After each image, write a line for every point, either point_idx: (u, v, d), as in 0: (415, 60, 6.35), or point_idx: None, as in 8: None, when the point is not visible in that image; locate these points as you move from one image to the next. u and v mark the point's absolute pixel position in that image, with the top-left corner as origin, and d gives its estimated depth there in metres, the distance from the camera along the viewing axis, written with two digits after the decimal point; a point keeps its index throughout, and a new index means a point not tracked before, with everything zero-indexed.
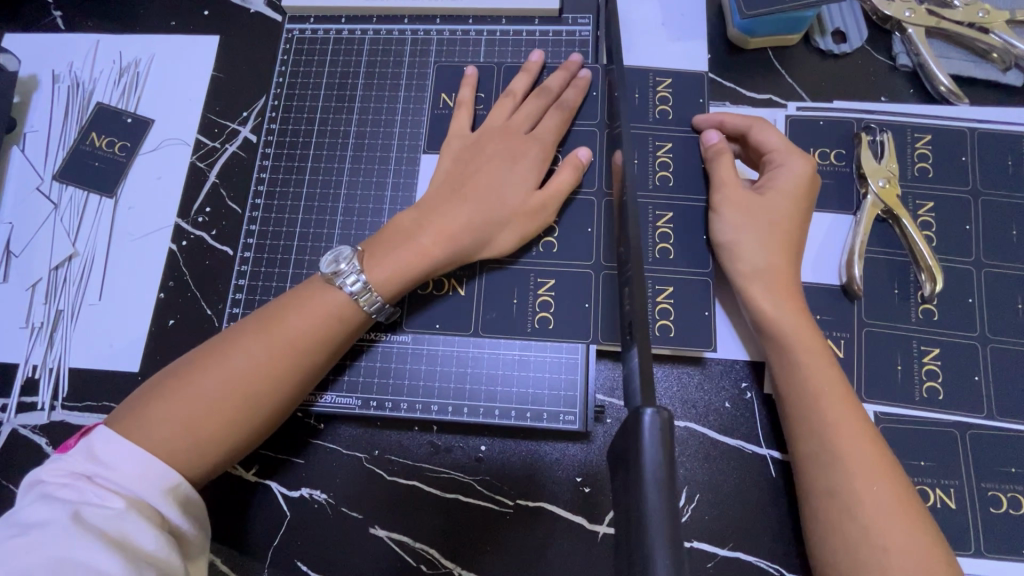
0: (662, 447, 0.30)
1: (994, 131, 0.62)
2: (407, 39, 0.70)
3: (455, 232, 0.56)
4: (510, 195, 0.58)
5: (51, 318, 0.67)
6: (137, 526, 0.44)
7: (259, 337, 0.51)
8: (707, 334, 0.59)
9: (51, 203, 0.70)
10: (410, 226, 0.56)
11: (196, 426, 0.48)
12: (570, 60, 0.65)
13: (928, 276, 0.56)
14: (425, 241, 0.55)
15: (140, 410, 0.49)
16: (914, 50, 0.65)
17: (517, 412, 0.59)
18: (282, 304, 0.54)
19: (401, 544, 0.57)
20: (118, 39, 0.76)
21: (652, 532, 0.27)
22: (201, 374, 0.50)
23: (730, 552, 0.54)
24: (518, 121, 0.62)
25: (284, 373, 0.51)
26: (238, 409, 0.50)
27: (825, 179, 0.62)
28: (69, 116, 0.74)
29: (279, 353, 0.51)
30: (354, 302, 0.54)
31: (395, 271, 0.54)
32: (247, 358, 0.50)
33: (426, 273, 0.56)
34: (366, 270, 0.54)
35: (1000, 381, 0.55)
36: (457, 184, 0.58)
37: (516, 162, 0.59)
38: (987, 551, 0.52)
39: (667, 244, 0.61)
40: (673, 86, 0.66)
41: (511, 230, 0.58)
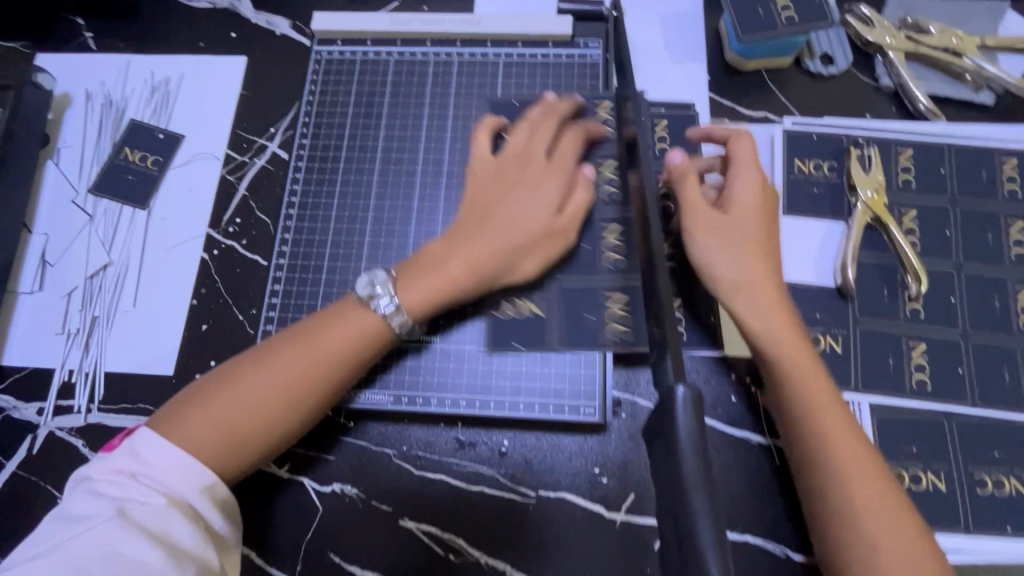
0: (693, 420, 0.34)
1: (970, 146, 0.68)
2: (430, 60, 0.75)
3: (479, 262, 0.60)
4: (532, 223, 0.62)
5: (87, 324, 0.69)
6: (176, 522, 0.47)
7: (298, 349, 0.55)
8: (717, 339, 0.64)
9: (86, 214, 0.73)
10: (440, 254, 0.60)
11: (234, 430, 0.52)
12: (576, 80, 0.69)
13: (914, 278, 0.62)
14: (453, 269, 0.59)
15: (181, 411, 0.52)
16: (895, 72, 0.71)
17: (541, 406, 0.63)
18: (320, 319, 0.58)
19: (429, 534, 0.61)
20: (149, 59, 0.80)
21: (689, 493, 0.32)
22: (242, 380, 0.53)
23: (739, 535, 0.58)
24: (534, 146, 0.66)
25: (319, 386, 0.55)
26: (274, 417, 0.53)
27: (818, 189, 0.67)
28: (102, 132, 0.77)
29: (312, 367, 0.55)
30: (386, 323, 0.57)
31: (424, 297, 0.58)
32: (287, 369, 0.54)
33: (455, 297, 0.60)
34: (399, 294, 0.58)
35: (982, 373, 0.60)
36: (482, 215, 0.62)
37: (537, 189, 0.63)
38: (975, 529, 0.56)
39: (672, 258, 0.65)
40: (662, 100, 0.72)
41: (534, 256, 0.62)
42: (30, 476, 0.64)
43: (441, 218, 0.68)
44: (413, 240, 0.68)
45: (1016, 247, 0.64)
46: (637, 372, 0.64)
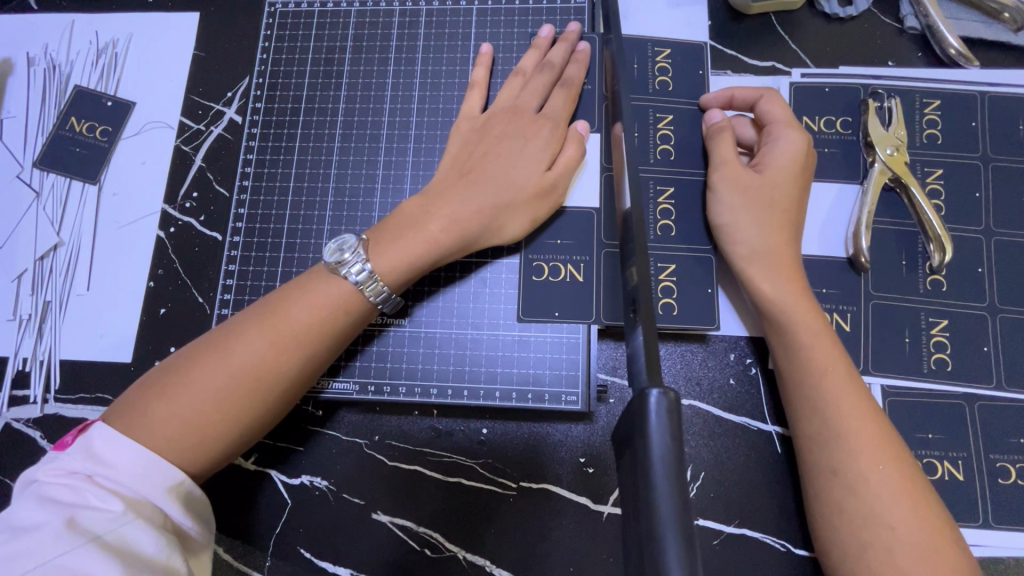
0: (668, 427, 0.30)
1: (1005, 95, 0.60)
2: (395, 10, 0.67)
3: (462, 219, 0.54)
4: (519, 178, 0.56)
5: (40, 310, 0.65)
6: (136, 528, 0.42)
7: (261, 329, 0.50)
8: (712, 316, 0.57)
9: (33, 191, 0.68)
10: (417, 212, 0.55)
11: (197, 421, 0.47)
12: (569, 31, 0.63)
13: (936, 247, 0.55)
14: (432, 227, 0.54)
15: (137, 406, 0.47)
16: (923, 11, 0.62)
17: (518, 393, 0.58)
18: (285, 294, 0.52)
19: (404, 528, 0.57)
20: (94, 18, 0.73)
21: (661, 514, 0.28)
22: (202, 367, 0.48)
23: (736, 529, 0.54)
24: (526, 100, 0.59)
25: (288, 366, 0.50)
26: (241, 404, 0.48)
27: (830, 148, 0.60)
28: (46, 101, 0.71)
29: (280, 344, 0.49)
30: (360, 292, 0.52)
31: (400, 258, 0.53)
32: (250, 350, 0.49)
33: (433, 260, 0.54)
34: (371, 258, 0.52)
35: (1009, 351, 0.54)
36: (464, 169, 0.57)
37: (528, 143, 0.57)
38: (995, 522, 0.51)
39: (669, 221, 0.59)
40: (672, 56, 0.64)
41: (521, 215, 0.56)
42: None
43: (409, 188, 0.62)
44: (379, 213, 0.62)
45: None
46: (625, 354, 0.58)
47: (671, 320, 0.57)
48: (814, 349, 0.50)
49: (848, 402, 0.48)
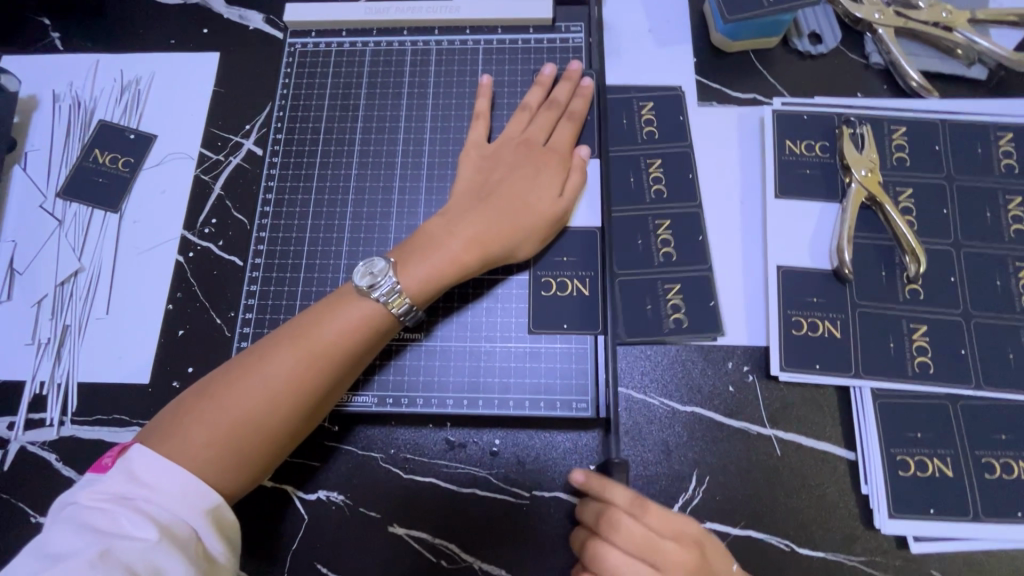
0: None
1: (964, 120, 0.66)
2: (407, 50, 0.72)
3: (482, 240, 0.58)
4: (534, 203, 0.60)
5: (58, 334, 0.67)
6: (168, 558, 0.42)
7: (292, 348, 0.52)
8: (718, 322, 0.61)
9: (56, 220, 0.71)
10: (440, 233, 0.58)
11: (235, 439, 0.49)
12: (571, 70, 0.68)
13: (912, 258, 0.60)
14: (455, 248, 0.57)
15: (174, 427, 0.49)
16: (885, 49, 0.69)
17: (531, 402, 0.60)
18: (313, 314, 0.54)
19: (421, 540, 0.58)
20: (119, 58, 0.77)
21: None
22: (236, 388, 0.50)
23: (742, 530, 0.56)
24: (533, 132, 0.64)
25: (318, 383, 0.52)
26: (276, 422, 0.50)
27: (810, 170, 0.66)
28: (70, 135, 0.74)
29: (311, 363, 0.52)
30: (387, 309, 0.55)
31: (426, 279, 0.56)
32: (282, 369, 0.51)
33: (457, 279, 0.58)
34: (399, 278, 0.55)
35: (985, 354, 0.58)
36: (482, 193, 0.61)
37: (539, 171, 0.62)
38: (985, 516, 0.54)
39: (669, 249, 0.64)
40: (655, 109, 0.69)
41: (534, 237, 0.60)
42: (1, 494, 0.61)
43: (423, 211, 0.66)
44: (395, 235, 0.66)
45: (1015, 223, 0.62)
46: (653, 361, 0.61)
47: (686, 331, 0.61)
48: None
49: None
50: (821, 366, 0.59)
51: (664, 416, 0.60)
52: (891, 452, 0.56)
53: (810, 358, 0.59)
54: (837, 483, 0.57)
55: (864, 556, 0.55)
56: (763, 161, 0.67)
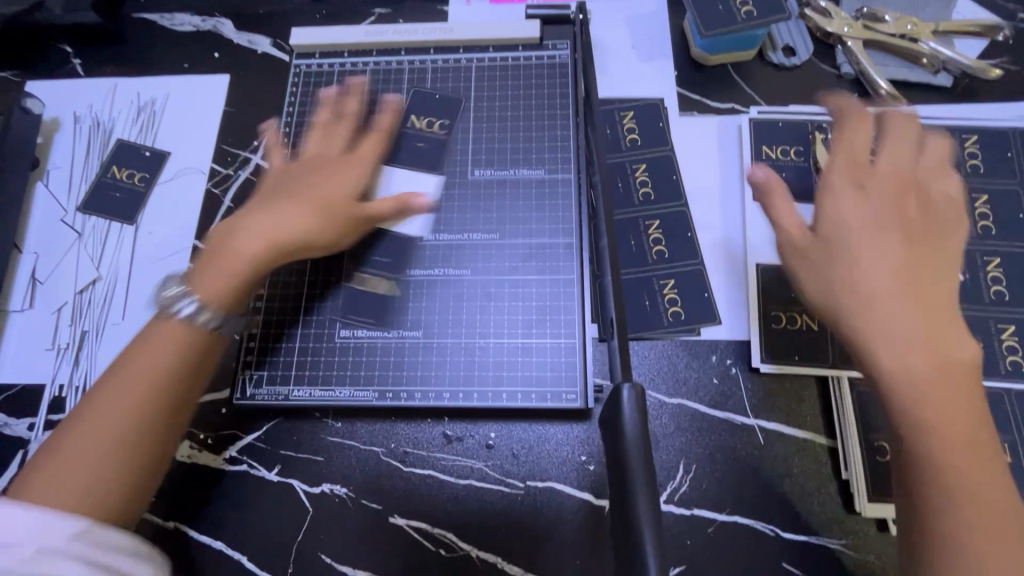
0: (638, 415, 0.42)
1: (931, 125, 0.70)
2: (405, 68, 0.77)
3: (275, 237, 0.56)
4: (329, 203, 0.59)
5: (77, 339, 0.70)
6: (111, 539, 0.45)
7: (123, 377, 0.49)
8: (712, 311, 0.65)
9: (75, 232, 0.75)
10: (230, 239, 0.56)
11: (92, 474, 0.46)
12: (388, 101, 0.69)
13: None
14: (242, 251, 0.55)
15: (35, 467, 0.47)
16: (855, 59, 0.74)
17: (524, 394, 0.63)
18: (138, 342, 0.51)
19: (420, 530, 0.61)
20: (135, 81, 0.82)
21: (635, 476, 0.40)
22: (84, 422, 0.48)
23: (728, 516, 0.58)
24: (332, 147, 0.64)
25: (164, 406, 0.49)
26: (140, 451, 0.48)
27: (786, 173, 0.69)
28: (90, 153, 0.79)
29: (146, 389, 0.49)
30: (192, 324, 0.51)
31: (223, 285, 0.53)
32: (116, 399, 0.48)
33: (246, 282, 0.54)
34: (192, 290, 0.52)
35: None
36: (277, 198, 0.59)
37: (331, 177, 0.61)
38: None
39: (661, 247, 0.67)
40: (636, 118, 0.74)
41: (316, 232, 0.58)
42: None
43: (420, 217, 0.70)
44: None
45: (981, 220, 0.65)
46: (650, 353, 0.64)
47: (683, 326, 0.65)
48: (968, 469, 0.43)
49: (987, 527, 0.42)
50: (799, 358, 0.62)
51: (652, 407, 0.63)
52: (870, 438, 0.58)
53: (790, 351, 0.62)
54: (819, 469, 0.59)
55: (846, 539, 0.57)
56: (741, 166, 0.70)
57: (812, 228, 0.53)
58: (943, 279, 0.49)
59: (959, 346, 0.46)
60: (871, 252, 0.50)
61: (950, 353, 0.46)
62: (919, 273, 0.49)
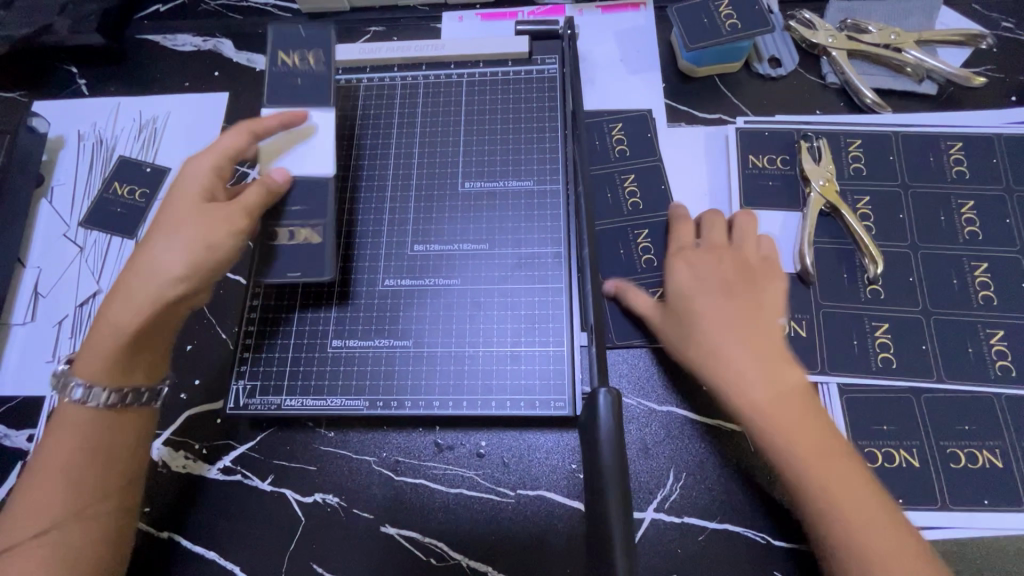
0: (612, 421, 0.45)
1: (916, 133, 0.70)
2: (397, 85, 0.79)
3: (140, 295, 0.56)
4: (187, 240, 0.57)
5: (76, 351, 0.72)
6: None
7: (51, 460, 0.53)
8: None
9: (77, 247, 0.77)
10: (112, 299, 0.57)
11: (51, 538, 0.51)
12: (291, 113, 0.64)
13: (870, 260, 0.63)
14: (116, 315, 0.56)
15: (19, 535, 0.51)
16: (840, 70, 0.75)
17: (512, 402, 0.63)
18: (53, 435, 0.54)
19: (411, 540, 0.61)
20: (137, 100, 0.85)
21: (608, 478, 0.42)
22: (36, 495, 0.52)
23: (718, 524, 0.58)
24: (183, 175, 0.61)
25: (70, 493, 0.52)
26: (68, 522, 0.52)
27: (773, 182, 0.70)
28: (93, 170, 0.81)
29: (62, 478, 0.53)
30: (85, 404, 0.55)
31: (102, 361, 0.56)
32: (43, 483, 0.52)
33: (131, 342, 0.56)
34: (75, 371, 0.56)
35: (945, 349, 0.61)
36: (143, 242, 0.59)
37: (177, 211, 0.59)
38: (952, 504, 0.56)
39: (650, 256, 0.68)
40: (625, 129, 0.75)
41: (177, 273, 0.57)
42: None
43: (412, 228, 0.71)
44: (385, 250, 0.70)
45: (967, 226, 0.66)
46: (640, 361, 0.65)
47: None
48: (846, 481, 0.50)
49: (862, 529, 0.48)
50: None
51: (641, 415, 0.63)
52: (859, 444, 0.58)
53: None
54: None
55: None
56: (728, 175, 0.71)
57: (662, 304, 0.63)
58: (769, 317, 0.58)
59: (777, 383, 0.54)
60: (712, 311, 0.59)
61: (776, 382, 0.54)
62: (745, 316, 0.58)
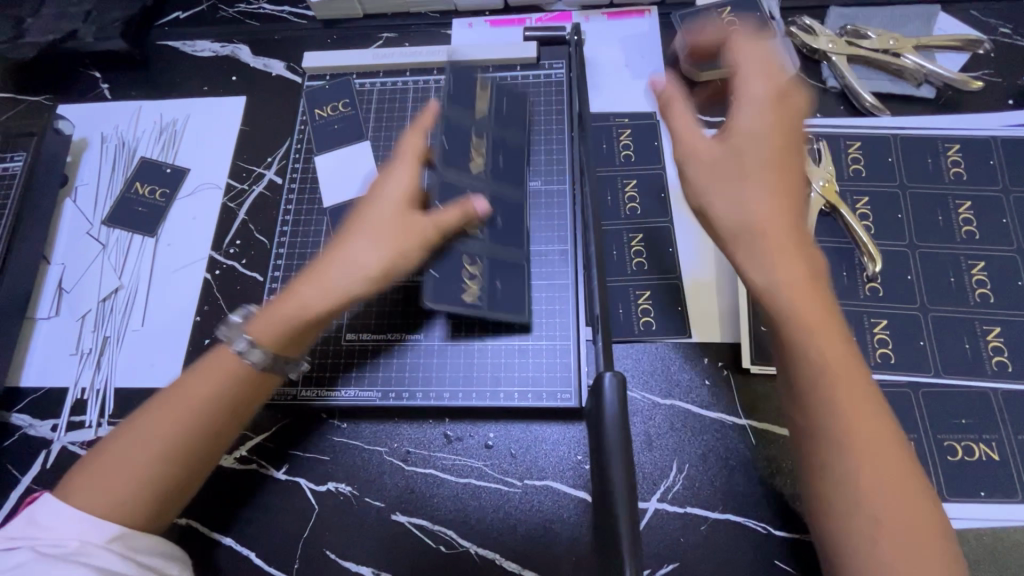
0: (617, 397, 0.46)
1: (913, 136, 0.72)
2: (410, 89, 0.82)
3: (319, 294, 0.56)
4: (401, 242, 0.58)
5: (99, 344, 0.74)
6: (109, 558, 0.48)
7: (168, 404, 0.54)
8: (682, 326, 0.67)
9: (100, 244, 0.80)
10: (305, 286, 0.57)
11: (121, 484, 0.51)
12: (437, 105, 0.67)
13: (869, 258, 0.65)
14: (309, 297, 0.56)
15: (103, 465, 0.52)
16: (840, 74, 0.77)
17: (519, 394, 0.66)
18: (189, 375, 0.56)
19: (421, 528, 0.63)
20: (158, 104, 0.88)
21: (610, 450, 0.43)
22: (141, 429, 0.53)
23: (720, 514, 0.60)
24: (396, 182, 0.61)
25: (168, 447, 0.52)
26: (140, 474, 0.51)
27: None
28: (115, 170, 0.84)
29: (166, 425, 0.53)
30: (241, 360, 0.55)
31: (277, 331, 0.56)
32: (154, 422, 0.53)
33: (306, 330, 0.57)
34: (251, 332, 0.56)
35: (942, 345, 0.62)
36: (359, 231, 0.59)
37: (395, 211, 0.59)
38: (949, 495, 0.57)
39: (642, 259, 0.70)
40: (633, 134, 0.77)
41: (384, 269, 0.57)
42: (43, 488, 0.68)
43: None
44: None
45: (965, 225, 0.67)
46: (634, 361, 0.67)
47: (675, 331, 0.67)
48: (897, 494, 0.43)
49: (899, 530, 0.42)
50: None
51: (645, 408, 0.65)
52: None
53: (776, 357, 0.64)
54: None
55: None
56: None
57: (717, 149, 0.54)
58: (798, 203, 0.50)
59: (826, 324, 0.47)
60: (752, 189, 0.51)
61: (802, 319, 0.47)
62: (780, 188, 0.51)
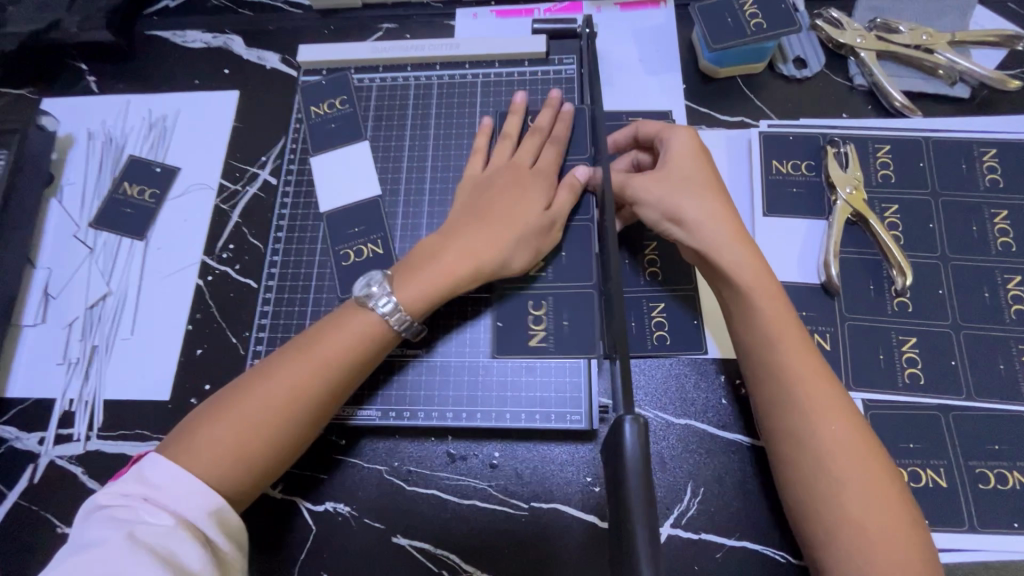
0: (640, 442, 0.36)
1: (946, 139, 0.68)
2: (411, 85, 0.78)
3: (476, 253, 0.60)
4: (527, 218, 0.62)
5: (87, 354, 0.71)
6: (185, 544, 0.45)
7: (296, 360, 0.55)
8: (699, 341, 0.64)
9: (87, 247, 0.76)
10: (432, 249, 0.61)
11: (240, 442, 0.51)
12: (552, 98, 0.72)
13: (898, 271, 0.61)
14: (448, 260, 0.60)
15: (222, 419, 0.52)
16: (868, 71, 0.72)
17: (526, 414, 0.63)
18: (315, 331, 0.57)
19: (423, 552, 0.60)
20: (147, 98, 0.84)
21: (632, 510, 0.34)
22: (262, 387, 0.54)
23: (737, 542, 0.57)
24: (521, 157, 0.68)
25: (294, 408, 0.53)
26: (255, 434, 0.52)
27: (798, 189, 0.68)
28: (102, 169, 0.80)
29: (296, 384, 0.54)
30: (384, 321, 0.57)
31: (423, 291, 0.59)
32: (283, 381, 0.54)
33: (450, 292, 0.60)
34: (395, 292, 0.58)
35: (974, 365, 0.59)
36: (479, 213, 0.63)
37: (525, 189, 0.64)
38: (980, 526, 0.54)
39: (655, 270, 0.66)
40: None
41: (525, 253, 0.62)
42: (30, 505, 0.65)
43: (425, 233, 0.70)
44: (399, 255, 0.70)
45: (1000, 236, 0.63)
46: (648, 377, 0.63)
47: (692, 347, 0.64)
48: (861, 486, 0.47)
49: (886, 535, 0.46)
50: None
51: (659, 429, 0.61)
52: None
53: None
54: None
55: None
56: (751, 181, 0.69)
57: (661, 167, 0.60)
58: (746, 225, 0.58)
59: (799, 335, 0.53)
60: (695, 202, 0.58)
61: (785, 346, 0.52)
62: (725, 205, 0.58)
